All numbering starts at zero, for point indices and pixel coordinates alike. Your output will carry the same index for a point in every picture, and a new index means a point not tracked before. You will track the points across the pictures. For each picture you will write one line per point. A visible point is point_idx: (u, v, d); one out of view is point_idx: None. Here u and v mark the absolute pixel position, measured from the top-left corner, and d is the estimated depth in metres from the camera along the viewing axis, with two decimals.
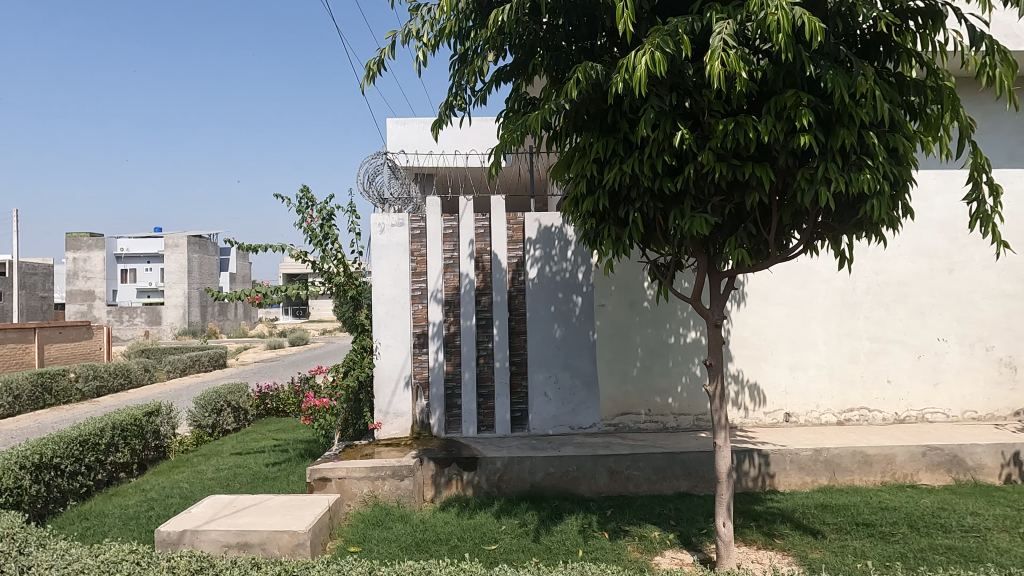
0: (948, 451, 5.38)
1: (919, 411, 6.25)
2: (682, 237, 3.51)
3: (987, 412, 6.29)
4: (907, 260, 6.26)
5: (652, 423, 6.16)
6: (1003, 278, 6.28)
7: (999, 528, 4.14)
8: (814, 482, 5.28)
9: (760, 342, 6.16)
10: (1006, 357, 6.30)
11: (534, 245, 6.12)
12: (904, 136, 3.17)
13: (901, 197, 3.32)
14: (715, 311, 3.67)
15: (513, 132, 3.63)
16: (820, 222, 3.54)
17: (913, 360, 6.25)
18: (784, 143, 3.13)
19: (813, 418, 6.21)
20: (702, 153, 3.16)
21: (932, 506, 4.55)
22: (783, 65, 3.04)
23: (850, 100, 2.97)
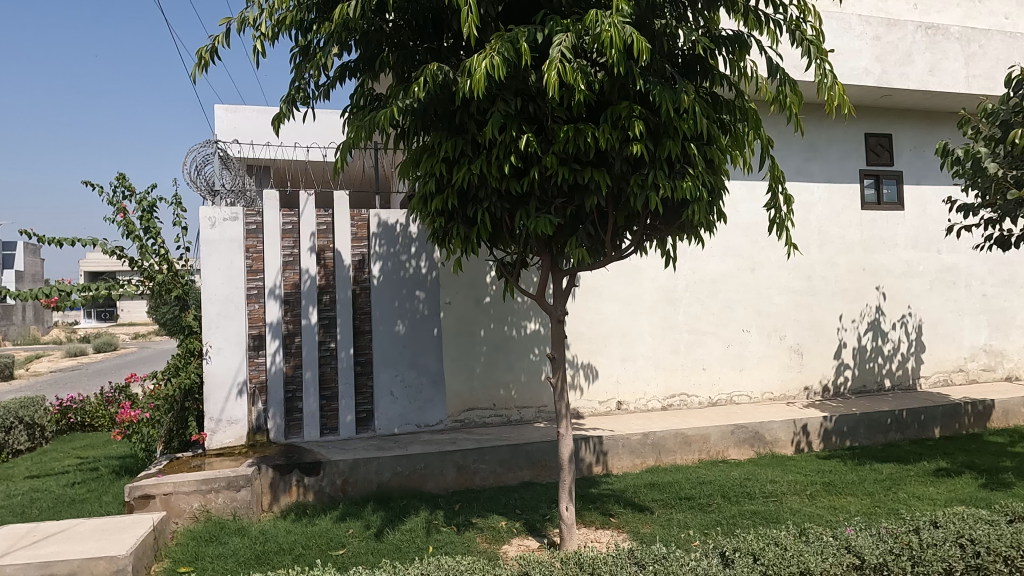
0: (751, 428, 6.12)
1: (728, 394, 7.04)
2: (528, 237, 3.68)
3: (781, 392, 7.23)
4: (719, 260, 7.01)
5: (496, 417, 6.35)
6: (792, 276, 7.27)
7: (791, 492, 4.80)
8: (643, 463, 5.75)
9: (595, 335, 6.58)
10: (796, 344, 7.29)
11: (377, 241, 6.03)
12: (718, 149, 3.56)
13: (716, 204, 3.72)
14: (558, 307, 3.88)
15: (360, 129, 3.56)
16: (649, 225, 3.88)
17: (722, 350, 7.02)
18: (619, 150, 3.39)
19: (641, 405, 6.74)
20: (546, 157, 3.33)
21: (740, 477, 5.16)
22: (617, 79, 3.28)
23: (674, 114, 3.29)
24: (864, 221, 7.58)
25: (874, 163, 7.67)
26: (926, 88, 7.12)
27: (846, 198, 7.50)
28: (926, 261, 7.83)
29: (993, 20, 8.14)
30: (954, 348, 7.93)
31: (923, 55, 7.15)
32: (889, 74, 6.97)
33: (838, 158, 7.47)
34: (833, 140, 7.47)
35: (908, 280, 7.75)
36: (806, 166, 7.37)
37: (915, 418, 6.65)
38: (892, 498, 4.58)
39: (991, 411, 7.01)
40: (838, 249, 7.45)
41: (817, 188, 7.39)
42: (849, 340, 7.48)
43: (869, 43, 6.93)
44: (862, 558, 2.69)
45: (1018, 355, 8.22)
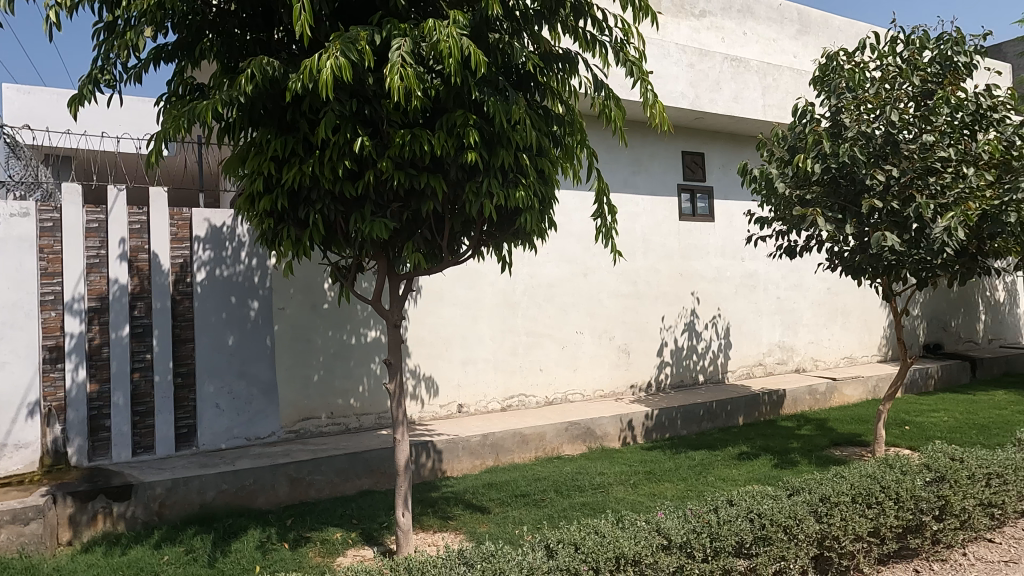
0: (583, 425, 6.48)
1: (563, 393, 7.39)
2: (363, 240, 3.61)
3: (610, 389, 7.72)
4: (554, 265, 7.35)
5: (334, 425, 6.15)
6: (620, 281, 7.80)
7: (617, 482, 5.16)
8: (482, 464, 5.86)
9: (437, 339, 6.60)
10: (623, 344, 7.83)
11: (203, 246, 5.61)
12: (548, 160, 3.73)
13: (547, 212, 3.89)
14: (394, 312, 3.85)
15: (178, 119, 3.30)
16: (484, 231, 3.97)
17: (558, 350, 7.36)
18: (455, 158, 3.43)
19: (481, 406, 6.87)
20: (382, 161, 3.30)
21: (572, 472, 5.44)
22: (454, 87, 3.32)
23: (508, 125, 3.39)
24: (681, 231, 8.33)
25: (689, 178, 8.46)
26: (731, 113, 7.99)
27: (666, 209, 8.20)
28: (732, 268, 8.78)
29: (784, 57, 9.32)
30: (755, 345, 8.96)
31: (729, 84, 8.01)
32: (701, 99, 7.74)
33: (659, 173, 8.16)
34: (655, 156, 8.13)
35: (717, 285, 8.63)
36: (632, 179, 7.95)
37: (723, 409, 7.42)
38: (702, 481, 5.09)
39: (783, 399, 8.00)
40: (660, 256, 8.12)
41: (642, 200, 8.01)
42: (669, 339, 8.17)
43: (684, 70, 7.64)
44: (669, 538, 2.96)
45: (805, 349, 9.47)
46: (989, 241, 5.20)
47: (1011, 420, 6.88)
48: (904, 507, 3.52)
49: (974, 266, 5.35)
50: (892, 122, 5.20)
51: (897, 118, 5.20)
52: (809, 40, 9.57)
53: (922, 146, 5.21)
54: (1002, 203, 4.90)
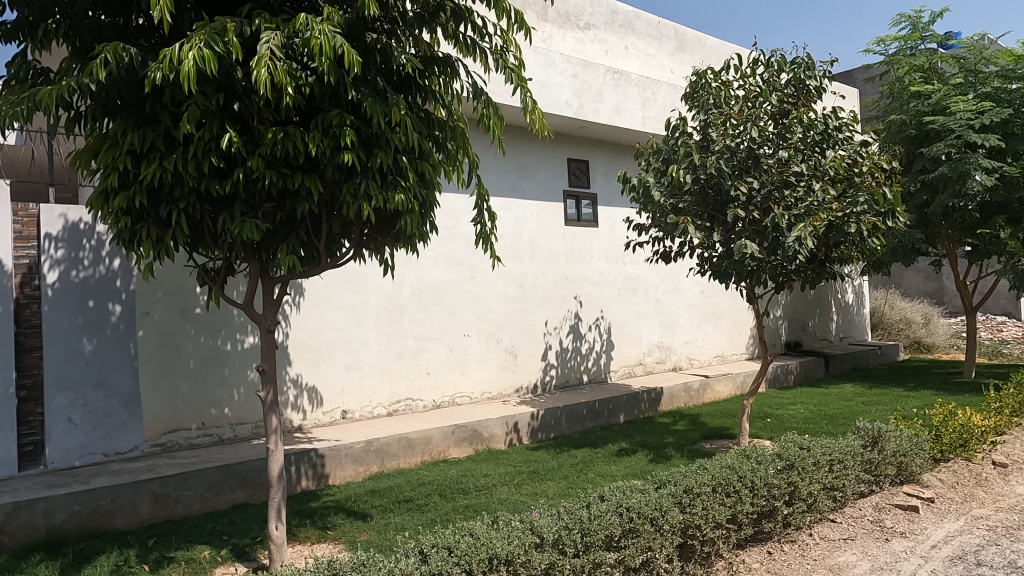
0: (470, 427, 6.51)
1: (450, 396, 7.38)
2: (232, 241, 3.44)
3: (497, 391, 7.80)
4: (442, 268, 7.34)
5: (206, 437, 5.80)
6: (507, 284, 7.92)
7: (501, 483, 5.23)
8: (366, 471, 5.74)
9: (319, 344, 6.39)
10: (510, 347, 7.94)
11: (55, 244, 5.11)
12: (429, 164, 3.71)
13: (429, 216, 3.86)
14: (268, 317, 3.69)
15: (17, 106, 3.00)
16: (364, 234, 3.88)
17: (445, 353, 7.35)
18: (331, 158, 3.34)
19: (366, 412, 6.72)
20: (252, 159, 3.15)
21: (457, 475, 5.46)
22: (329, 86, 3.23)
23: (386, 127, 3.34)
24: (566, 235, 8.57)
25: (574, 185, 8.73)
26: (612, 124, 8.33)
27: (552, 215, 8.40)
28: (614, 272, 9.15)
29: (662, 72, 9.83)
30: (636, 345, 9.38)
31: (611, 95, 8.35)
32: (585, 108, 8.00)
33: (546, 178, 8.35)
34: (541, 162, 8.32)
35: (601, 288, 8.96)
36: (519, 184, 8.08)
37: (605, 408, 7.71)
38: (583, 478, 5.26)
39: (661, 397, 8.43)
40: (546, 260, 8.31)
41: (528, 205, 8.16)
42: (554, 342, 8.38)
43: (569, 79, 7.87)
44: (541, 536, 3.05)
45: (681, 349, 10.03)
46: (835, 249, 5.74)
47: (855, 411, 7.63)
48: (758, 495, 3.81)
49: (822, 271, 5.89)
50: (753, 137, 5.63)
51: (757, 134, 5.64)
52: (685, 57, 10.15)
53: (779, 160, 5.67)
54: (845, 215, 5.45)
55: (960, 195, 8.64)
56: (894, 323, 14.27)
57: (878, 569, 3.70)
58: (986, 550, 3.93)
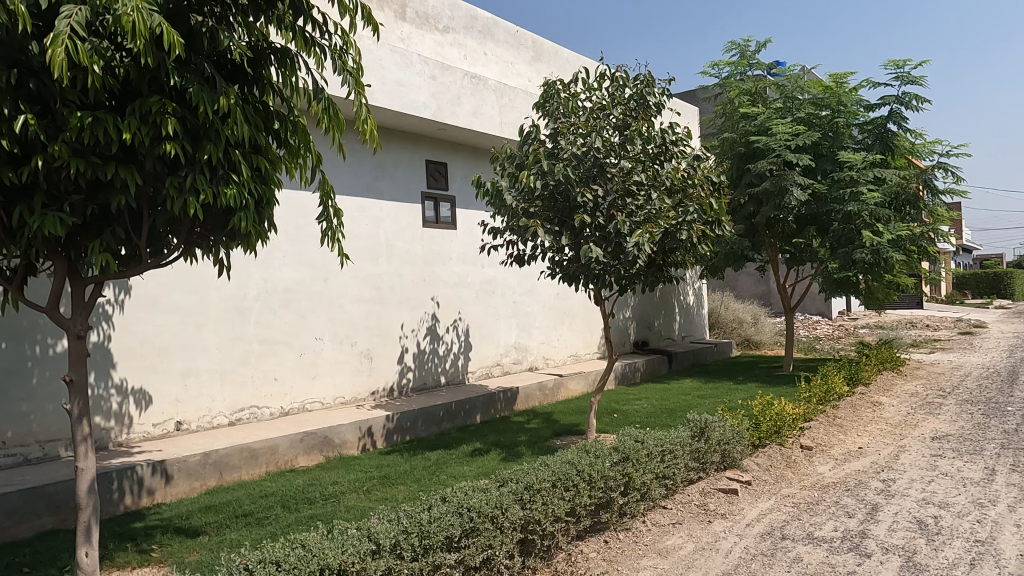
0: (320, 434, 6.27)
1: (300, 403, 7.06)
2: (31, 237, 3.06)
3: (351, 396, 7.58)
4: (291, 269, 7.02)
5: (7, 457, 5.12)
6: (363, 286, 7.73)
7: (350, 490, 5.08)
8: (202, 485, 5.34)
9: (149, 351, 5.87)
10: (365, 350, 7.76)
11: None
12: (266, 158, 3.51)
13: (267, 213, 3.65)
14: (77, 321, 3.32)
15: None
16: (194, 232, 3.61)
17: (294, 358, 7.02)
18: (151, 148, 3.07)
19: (204, 423, 6.25)
20: (53, 145, 2.83)
21: (303, 484, 5.24)
22: (147, 69, 2.97)
23: (214, 117, 3.12)
24: (424, 237, 8.54)
25: (433, 187, 8.72)
26: (470, 128, 8.42)
27: (409, 216, 8.32)
28: (472, 274, 9.25)
29: (520, 80, 10.07)
30: (493, 346, 9.53)
31: (468, 99, 8.43)
32: (442, 110, 8.02)
33: (403, 179, 8.26)
34: (399, 162, 8.22)
35: (458, 290, 9.01)
36: (375, 183, 7.92)
37: (461, 409, 7.76)
38: (434, 480, 5.26)
39: (516, 396, 8.62)
40: (403, 262, 8.22)
41: (385, 205, 8.02)
42: (411, 344, 8.30)
43: (426, 81, 7.84)
44: (378, 543, 3.02)
45: (537, 349, 10.33)
46: (671, 255, 6.19)
47: (691, 404, 8.26)
48: (595, 487, 4.03)
49: (659, 275, 6.34)
50: (597, 147, 5.95)
51: (601, 143, 5.97)
52: (542, 67, 10.49)
53: (622, 170, 6.02)
54: (678, 222, 5.86)
55: (780, 208, 9.67)
56: (728, 322, 15.63)
57: (700, 549, 4.02)
58: (791, 524, 4.41)
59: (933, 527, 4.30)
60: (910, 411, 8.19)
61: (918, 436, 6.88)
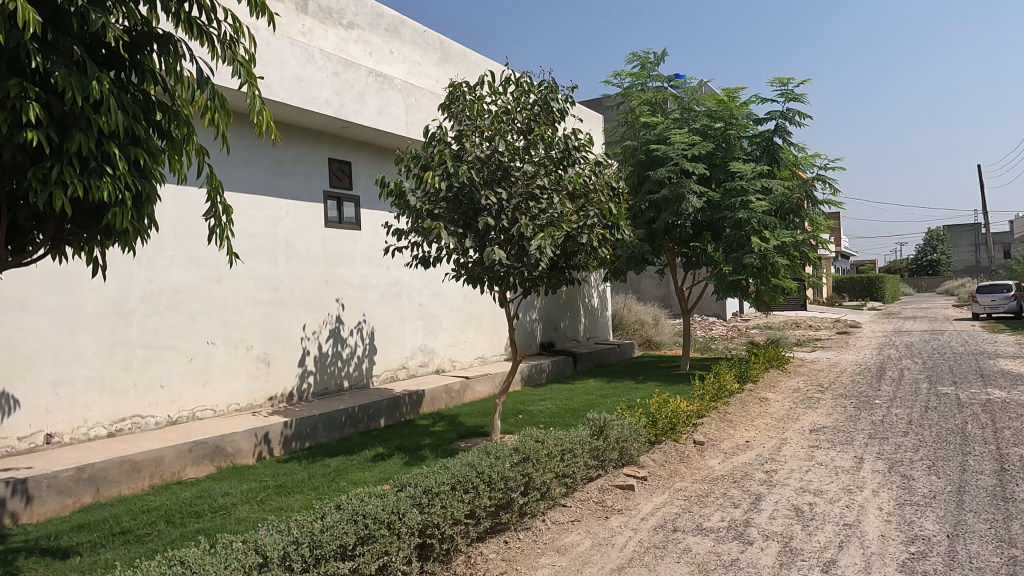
0: (211, 443, 5.95)
1: (189, 411, 6.66)
2: None
3: (247, 403, 7.24)
4: (180, 269, 6.63)
5: None
6: (260, 287, 7.41)
7: (242, 501, 4.85)
8: (76, 503, 4.93)
9: (14, 357, 5.36)
10: (262, 354, 7.43)
11: None
12: (146, 151, 3.29)
13: (148, 210, 3.41)
14: None
15: None
16: (63, 229, 3.32)
17: (184, 364, 6.63)
18: (10, 136, 2.81)
19: (80, 435, 5.76)
20: None
21: (191, 496, 4.95)
22: (3, 49, 2.72)
23: (85, 104, 2.89)
24: (326, 237, 8.30)
25: (336, 186, 8.49)
26: (375, 127, 8.28)
27: (311, 215, 8.06)
28: (377, 275, 9.09)
29: (427, 80, 10.00)
30: (399, 349, 9.39)
31: (373, 98, 8.28)
32: (346, 108, 7.82)
33: (304, 177, 7.99)
34: (300, 160, 7.95)
35: (362, 292, 8.82)
36: (274, 181, 7.62)
37: (364, 413, 7.59)
38: (334, 487, 5.11)
39: (422, 399, 8.54)
40: (303, 262, 7.95)
41: (285, 204, 7.73)
42: (312, 348, 8.03)
43: (329, 77, 7.63)
44: (265, 556, 2.93)
45: (444, 351, 10.28)
46: (572, 258, 6.33)
47: (593, 403, 8.48)
48: (495, 487, 4.08)
49: (562, 277, 6.47)
50: (501, 150, 6.03)
51: (504, 147, 6.05)
52: (450, 68, 10.46)
53: (526, 174, 6.10)
54: (579, 226, 5.99)
55: (677, 214, 10.12)
56: (631, 324, 16.19)
57: (597, 544, 4.14)
58: (682, 516, 4.61)
59: (808, 513, 4.63)
60: (792, 406, 8.79)
61: (799, 429, 7.39)
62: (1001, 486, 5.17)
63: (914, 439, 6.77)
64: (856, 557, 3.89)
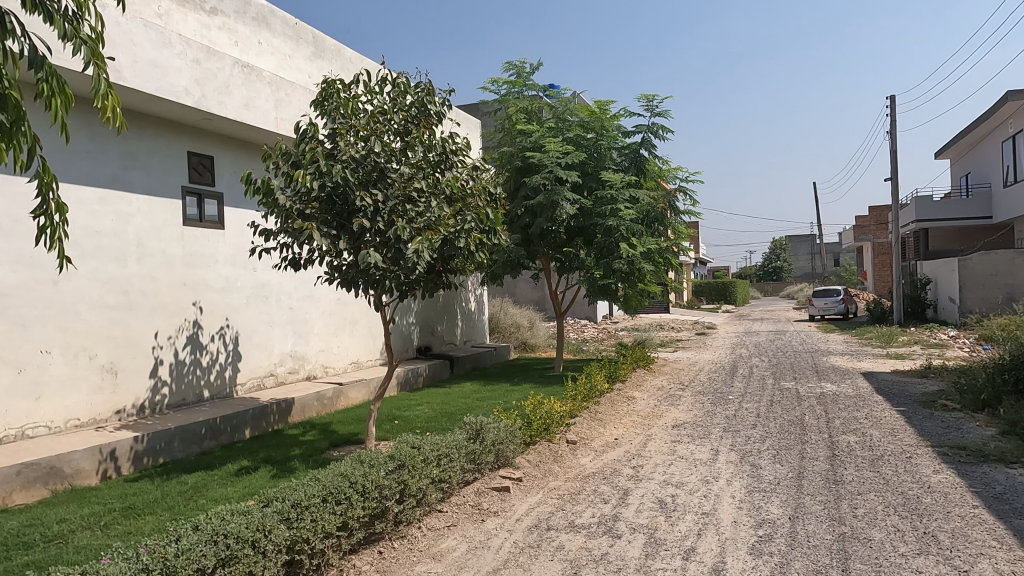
0: (44, 464, 5.31)
1: (18, 429, 5.90)
2: None
3: (89, 418, 6.53)
4: (8, 269, 5.88)
5: None
6: (104, 290, 6.73)
7: (81, 528, 4.36)
8: None
9: None
10: (107, 363, 6.75)
11: None
12: None
13: None
14: None
15: None
16: None
17: (11, 376, 5.87)
18: None
19: None
20: None
21: (19, 525, 4.39)
22: None
23: None
24: (184, 237, 7.70)
25: (195, 181, 7.91)
26: (240, 120, 7.81)
27: (166, 212, 7.44)
28: (241, 278, 8.57)
29: (299, 75, 9.59)
30: (266, 355, 8.90)
31: (239, 89, 7.80)
32: (208, 99, 7.31)
33: (159, 171, 7.37)
34: (154, 152, 7.32)
35: (225, 295, 8.28)
36: (123, 174, 6.96)
37: (227, 424, 7.12)
38: (191, 506, 4.74)
39: (291, 407, 8.15)
40: (157, 263, 7.33)
41: (136, 199, 7.08)
42: (167, 355, 7.40)
43: (188, 64, 7.10)
44: None
45: (316, 357, 9.88)
46: (449, 262, 6.33)
47: (470, 407, 8.52)
48: (368, 497, 3.98)
49: (438, 281, 6.45)
50: (377, 151, 5.89)
51: (381, 148, 5.92)
52: (323, 64, 10.09)
53: (403, 177, 6.01)
54: (456, 230, 6.00)
55: (552, 220, 10.43)
56: (507, 327, 16.43)
57: (473, 548, 4.14)
58: (555, 515, 4.73)
59: (670, 505, 4.92)
60: (656, 403, 9.33)
61: (663, 425, 7.84)
62: (833, 470, 5.79)
63: (761, 431, 7.41)
64: (712, 543, 4.18)
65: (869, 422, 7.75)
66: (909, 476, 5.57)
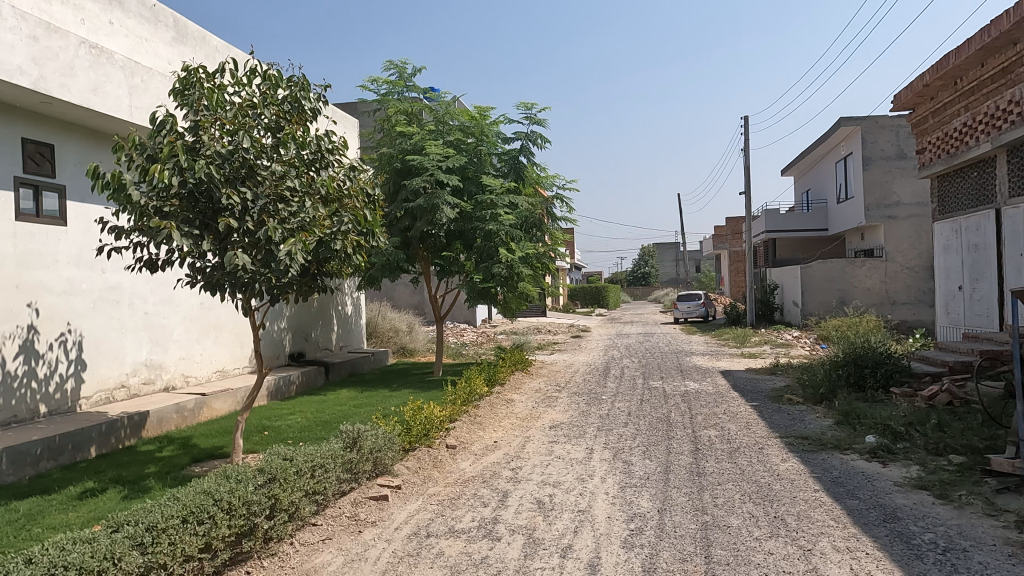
0: None
1: None
2: None
3: None
4: None
5: None
6: None
7: None
8: None
9: None
10: None
11: None
12: None
13: None
14: None
15: None
16: None
17: None
18: None
19: None
20: None
21: None
22: None
23: None
24: (17, 233, 6.85)
25: (31, 171, 7.05)
26: (87, 106, 7.08)
27: None
28: (86, 280, 7.75)
29: (157, 60, 8.85)
30: (116, 365, 8.11)
31: (85, 72, 7.07)
32: (47, 80, 6.56)
33: None
34: None
35: (67, 299, 7.45)
36: None
37: (68, 443, 6.40)
38: (24, 536, 4.21)
39: (145, 421, 7.47)
40: None
41: None
42: None
43: (23, 41, 6.33)
44: None
45: (175, 366, 9.14)
46: (325, 264, 6.09)
47: (345, 414, 8.24)
48: (235, 515, 3.72)
49: (313, 284, 6.19)
50: (246, 147, 5.54)
51: (250, 144, 5.57)
52: (185, 50, 9.38)
53: (274, 175, 5.70)
54: (332, 232, 5.79)
55: (432, 223, 10.36)
56: (385, 331, 16.13)
57: (349, 561, 4.00)
58: (434, 521, 4.68)
59: (548, 504, 5.03)
60: (534, 405, 9.53)
61: (540, 426, 8.03)
62: (696, 463, 6.19)
63: (632, 428, 7.79)
64: (588, 539, 4.31)
65: (727, 417, 8.37)
66: (761, 465, 6.07)
